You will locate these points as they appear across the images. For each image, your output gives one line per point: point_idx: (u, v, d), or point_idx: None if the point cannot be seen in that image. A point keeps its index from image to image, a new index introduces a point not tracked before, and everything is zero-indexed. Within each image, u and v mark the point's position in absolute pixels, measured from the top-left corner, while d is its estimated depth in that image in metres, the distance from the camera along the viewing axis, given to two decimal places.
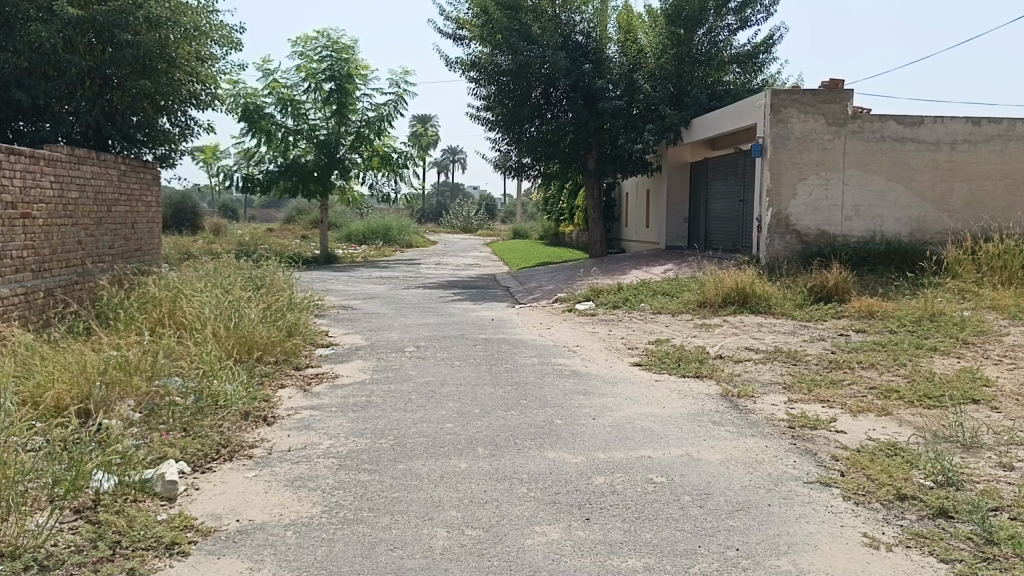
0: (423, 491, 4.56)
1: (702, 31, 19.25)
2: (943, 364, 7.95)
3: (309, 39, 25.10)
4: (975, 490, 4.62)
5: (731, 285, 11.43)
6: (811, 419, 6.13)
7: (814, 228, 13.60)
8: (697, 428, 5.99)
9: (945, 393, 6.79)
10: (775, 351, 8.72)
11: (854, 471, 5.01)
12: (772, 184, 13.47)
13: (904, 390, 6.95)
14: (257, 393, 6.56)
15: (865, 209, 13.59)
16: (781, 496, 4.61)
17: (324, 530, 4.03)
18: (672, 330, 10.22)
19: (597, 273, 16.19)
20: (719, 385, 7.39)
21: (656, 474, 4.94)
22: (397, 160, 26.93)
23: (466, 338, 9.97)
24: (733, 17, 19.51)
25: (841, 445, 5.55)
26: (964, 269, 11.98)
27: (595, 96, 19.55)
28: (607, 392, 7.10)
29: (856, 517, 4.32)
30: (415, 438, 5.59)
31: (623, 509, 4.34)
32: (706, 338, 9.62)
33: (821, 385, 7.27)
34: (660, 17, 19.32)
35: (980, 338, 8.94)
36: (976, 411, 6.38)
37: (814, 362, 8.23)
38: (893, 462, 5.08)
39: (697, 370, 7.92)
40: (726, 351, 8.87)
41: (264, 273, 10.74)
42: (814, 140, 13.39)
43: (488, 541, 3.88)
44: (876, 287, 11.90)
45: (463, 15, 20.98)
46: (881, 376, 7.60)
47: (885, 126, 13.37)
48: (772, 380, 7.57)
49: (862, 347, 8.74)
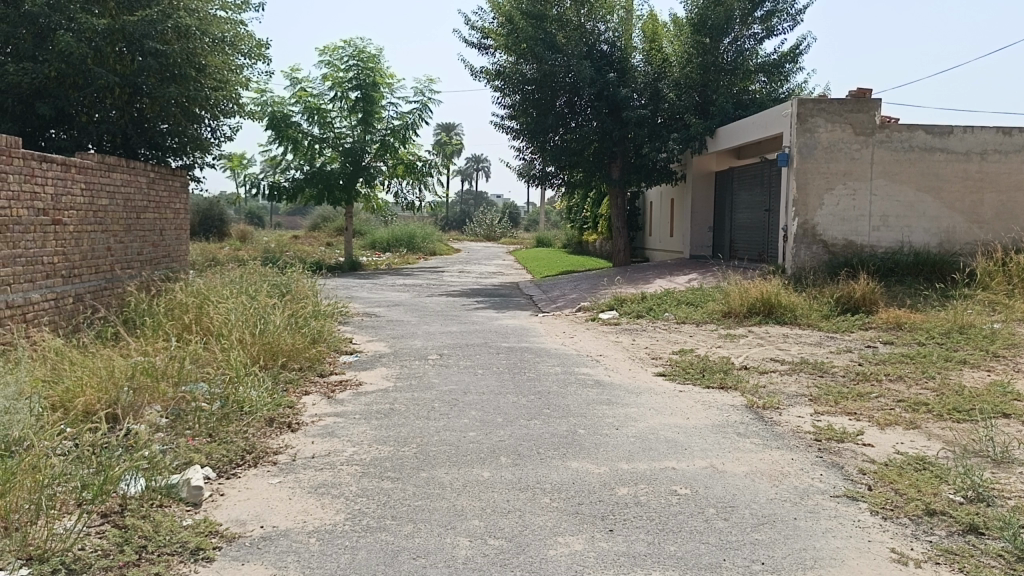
0: (446, 500, 4.56)
1: (728, 39, 19.20)
2: (972, 377, 7.83)
3: (336, 48, 25.34)
4: (1006, 506, 4.54)
5: (757, 295, 11.35)
6: (837, 431, 6.06)
7: (841, 238, 13.47)
8: (722, 439, 5.95)
9: (975, 407, 6.68)
10: (800, 362, 8.64)
11: (881, 485, 4.94)
12: (799, 194, 13.37)
13: (933, 403, 6.86)
14: (282, 400, 6.60)
15: (894, 219, 13.43)
16: (807, 510, 4.56)
17: (347, 537, 4.04)
18: (697, 341, 10.14)
19: (620, 282, 16.14)
20: (744, 396, 7.33)
21: (680, 485, 4.91)
22: (421, 168, 27.08)
23: (488, 346, 9.97)
24: (760, 26, 19.43)
25: (868, 459, 5.48)
26: (994, 280, 11.81)
27: (620, 105, 19.54)
28: (630, 402, 7.06)
29: (884, 532, 4.26)
30: (438, 446, 5.60)
31: (647, 521, 4.31)
32: (731, 348, 9.56)
33: (848, 397, 7.19)
34: (686, 26, 19.29)
35: (1011, 350, 8.80)
36: (1007, 425, 6.27)
37: (841, 373, 8.14)
38: (922, 477, 5.00)
39: (722, 380, 7.87)
40: (750, 362, 8.80)
41: (288, 280, 10.81)
42: (842, 150, 13.27)
43: (510, 551, 3.87)
44: (904, 298, 11.76)
45: (488, 25, 21.04)
46: (909, 389, 7.49)
47: (913, 135, 13.24)
48: (798, 392, 7.49)
49: (889, 359, 8.63)
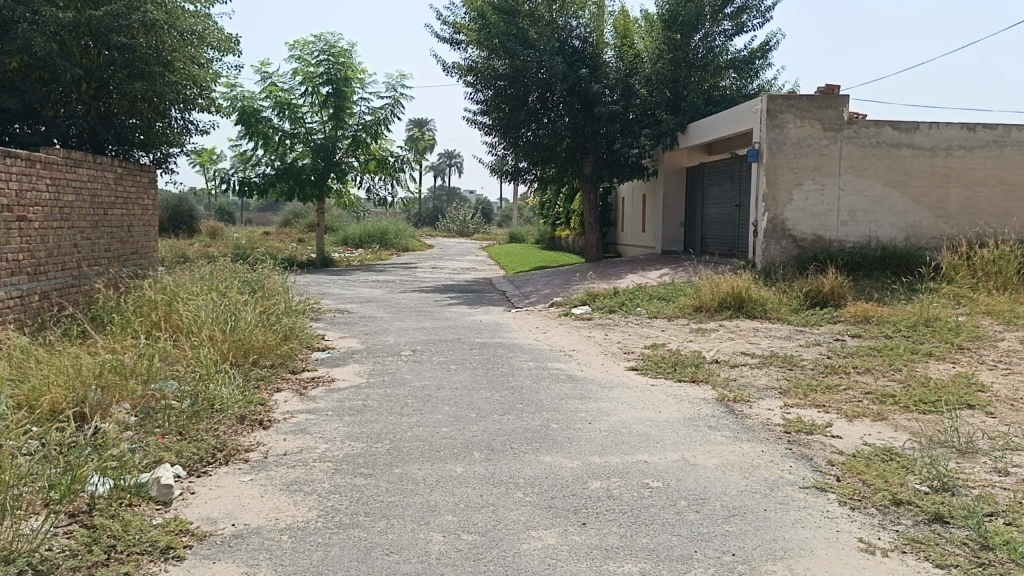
0: (419, 495, 4.56)
1: (698, 36, 19.34)
2: (938, 369, 7.98)
3: (306, 43, 25.13)
4: (971, 495, 4.64)
5: (728, 290, 11.46)
6: (806, 424, 6.14)
7: (810, 233, 13.62)
8: (693, 432, 6.00)
9: (941, 399, 6.81)
10: (770, 356, 8.74)
11: (849, 476, 5.01)
12: (769, 190, 13.50)
13: (899, 395, 6.97)
14: (253, 397, 6.55)
15: (861, 214, 13.62)
16: (777, 501, 4.61)
17: (320, 534, 4.02)
18: (669, 335, 10.22)
19: (593, 278, 16.20)
20: (715, 390, 7.40)
21: (652, 479, 4.95)
22: (393, 163, 26.95)
23: (462, 342, 9.97)
24: (729, 22, 19.58)
25: (836, 450, 5.56)
26: (959, 274, 12.02)
27: (591, 100, 19.59)
28: (604, 397, 7.10)
29: (852, 522, 4.33)
30: (411, 442, 5.60)
31: (620, 514, 4.34)
32: (703, 342, 9.64)
33: (817, 390, 7.30)
34: (656, 22, 19.42)
35: (976, 342, 8.99)
36: (972, 416, 6.40)
37: (810, 366, 8.25)
38: (889, 467, 5.09)
39: (693, 374, 7.94)
40: (721, 355, 8.87)
41: (260, 277, 10.72)
42: (811, 146, 13.42)
43: (484, 546, 3.88)
44: (871, 292, 11.94)
45: (460, 20, 20.98)
46: (877, 381, 7.62)
47: (880, 131, 13.42)
48: (768, 385, 7.59)
49: (857, 352, 8.76)
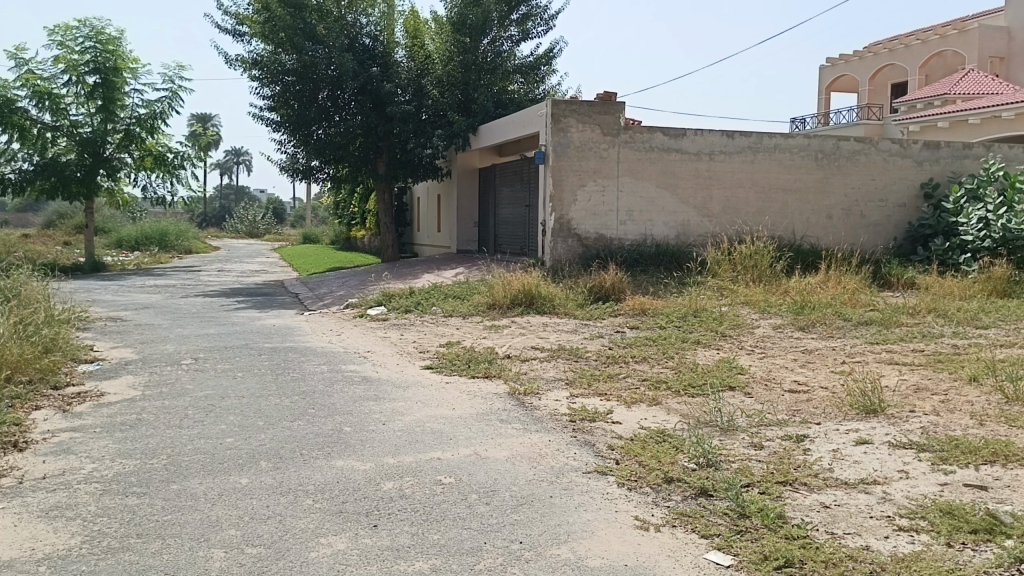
0: (200, 511, 4.31)
1: (486, 40, 19.83)
2: (705, 355, 8.72)
3: (68, 27, 22.96)
4: (730, 468, 5.12)
5: (518, 287, 11.82)
6: (589, 412, 6.48)
7: (593, 232, 14.37)
8: (485, 427, 6.14)
9: (706, 382, 7.45)
10: (558, 349, 9.13)
11: (627, 459, 5.35)
12: (555, 190, 14.09)
13: (672, 381, 7.54)
14: (6, 417, 5.89)
15: (638, 213, 14.54)
16: (561, 488, 4.83)
17: (84, 562, 3.70)
18: (462, 332, 10.39)
19: (388, 278, 16.11)
20: (506, 384, 7.62)
21: (444, 475, 5.01)
22: (173, 160, 25.30)
23: (250, 347, 9.55)
24: (517, 28, 20.20)
25: (616, 435, 5.91)
26: (722, 269, 13.18)
27: (383, 100, 19.47)
28: (397, 397, 7.09)
29: (629, 501, 4.63)
30: (192, 455, 5.29)
31: (411, 512, 4.35)
32: (495, 339, 9.89)
33: (599, 379, 7.72)
34: (445, 25, 19.73)
35: (737, 330, 9.92)
36: (733, 397, 7.06)
37: (593, 358, 8.71)
38: (662, 448, 5.49)
39: (486, 370, 8.12)
40: (512, 351, 9.15)
41: (14, 283, 9.66)
42: (592, 149, 14.17)
43: (270, 557, 3.75)
44: (648, 286, 12.81)
45: (243, 11, 20.09)
46: (652, 368, 8.20)
47: (653, 137, 14.42)
48: (556, 377, 7.93)
49: (636, 342, 9.37)
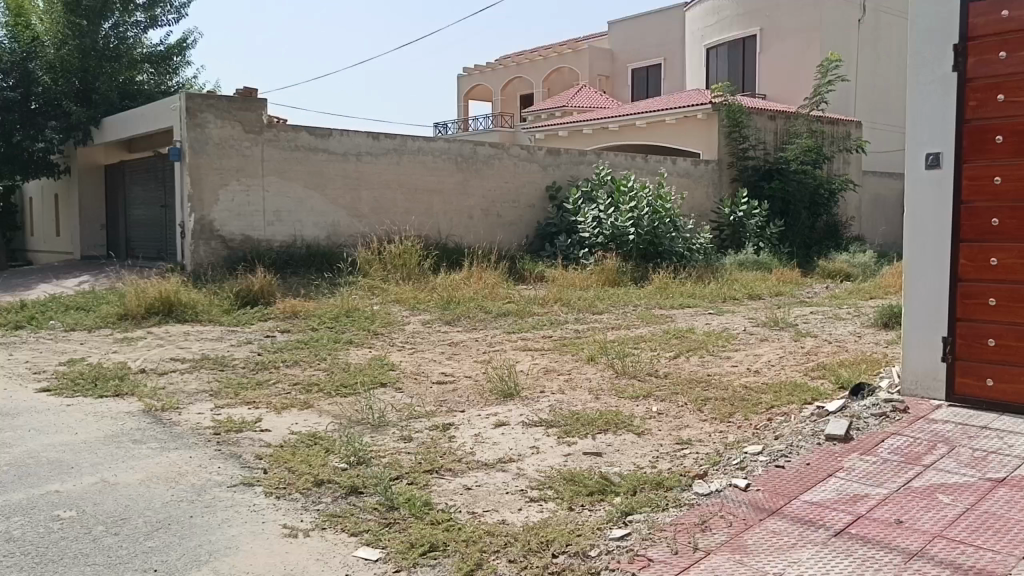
0: None
1: (107, 24, 18.02)
2: (356, 354, 8.79)
3: None
4: (380, 464, 5.24)
5: (155, 295, 10.88)
6: (236, 422, 6.19)
7: (238, 233, 13.72)
8: (114, 450, 5.56)
9: (358, 381, 7.53)
10: (201, 359, 8.59)
11: (276, 466, 5.20)
12: (193, 190, 13.20)
13: (323, 382, 7.49)
14: None
15: (285, 214, 14.18)
16: (204, 505, 4.55)
17: None
18: (88, 348, 9.30)
19: None
20: (141, 401, 6.97)
21: (63, 510, 4.44)
22: None
23: None
24: (142, 14, 18.71)
25: (265, 444, 5.72)
26: (373, 268, 13.43)
27: None
28: (3, 427, 6.13)
29: (277, 510, 4.51)
30: None
31: (20, 558, 3.80)
32: (128, 352, 9.01)
33: (248, 387, 7.41)
34: (55, 3, 17.55)
35: (387, 328, 10.15)
36: (383, 394, 7.21)
37: (241, 365, 8.33)
38: (312, 452, 5.42)
39: (117, 388, 7.35)
40: (149, 364, 8.41)
41: None
42: (233, 147, 13.55)
43: None
44: (298, 288, 12.58)
45: None
46: (304, 371, 8.07)
47: (298, 136, 14.16)
48: (199, 388, 7.44)
49: (287, 346, 9.14)
